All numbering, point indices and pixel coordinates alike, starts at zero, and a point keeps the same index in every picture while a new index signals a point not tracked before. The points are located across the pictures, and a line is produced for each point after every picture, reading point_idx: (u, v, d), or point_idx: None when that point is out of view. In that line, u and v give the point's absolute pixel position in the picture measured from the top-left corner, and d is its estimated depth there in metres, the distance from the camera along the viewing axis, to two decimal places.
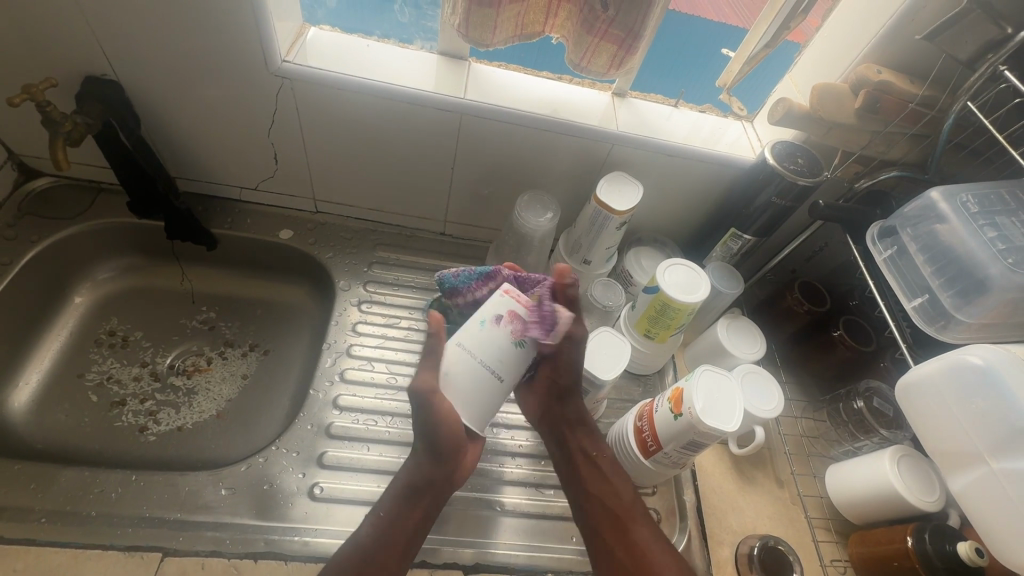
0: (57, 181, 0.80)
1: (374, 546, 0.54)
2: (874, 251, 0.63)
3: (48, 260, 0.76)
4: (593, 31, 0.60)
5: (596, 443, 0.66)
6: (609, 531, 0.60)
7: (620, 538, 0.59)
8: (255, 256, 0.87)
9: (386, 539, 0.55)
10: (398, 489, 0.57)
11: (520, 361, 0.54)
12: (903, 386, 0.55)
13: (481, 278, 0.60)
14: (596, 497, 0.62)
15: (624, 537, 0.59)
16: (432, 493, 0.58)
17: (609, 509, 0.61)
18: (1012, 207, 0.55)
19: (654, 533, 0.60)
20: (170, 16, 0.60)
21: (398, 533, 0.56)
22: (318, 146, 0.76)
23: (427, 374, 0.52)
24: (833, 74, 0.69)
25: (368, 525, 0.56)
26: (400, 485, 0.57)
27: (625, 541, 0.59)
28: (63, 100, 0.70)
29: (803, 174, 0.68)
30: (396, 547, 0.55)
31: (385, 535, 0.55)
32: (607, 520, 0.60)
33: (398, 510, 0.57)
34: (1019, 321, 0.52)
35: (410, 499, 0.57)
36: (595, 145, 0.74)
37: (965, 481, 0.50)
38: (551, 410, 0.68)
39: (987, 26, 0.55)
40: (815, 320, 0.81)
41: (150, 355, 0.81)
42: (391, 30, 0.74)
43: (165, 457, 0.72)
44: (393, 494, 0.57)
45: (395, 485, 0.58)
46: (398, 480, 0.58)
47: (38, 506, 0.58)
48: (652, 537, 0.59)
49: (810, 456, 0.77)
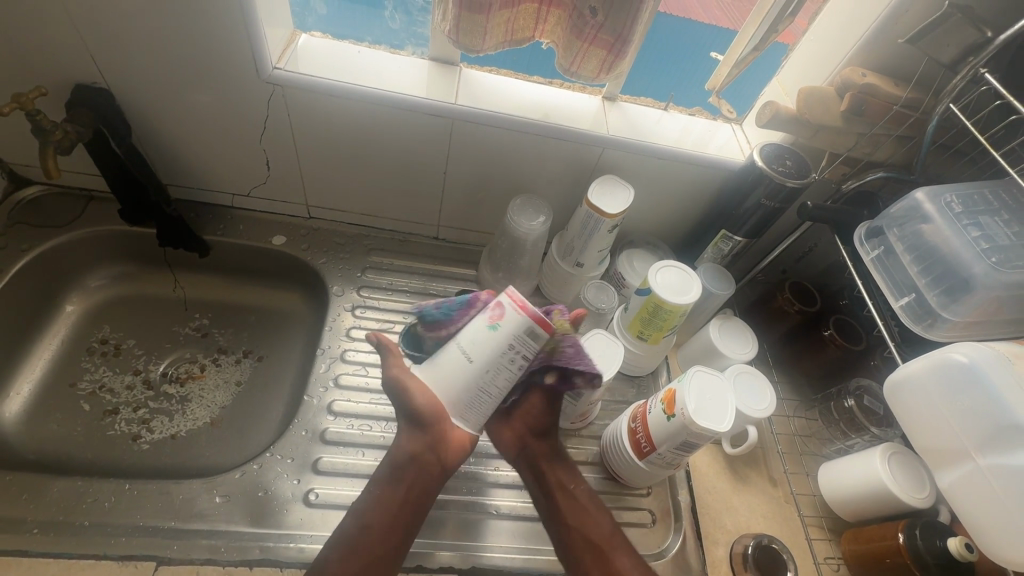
0: (48, 189, 0.80)
1: (359, 530, 0.56)
2: (862, 251, 0.63)
3: (40, 268, 0.76)
4: (583, 36, 0.61)
5: (574, 477, 0.65)
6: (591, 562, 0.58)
7: (602, 566, 0.58)
8: (247, 262, 0.87)
9: (369, 524, 0.56)
10: (387, 469, 0.60)
11: (493, 347, 0.55)
12: (891, 385, 0.56)
13: (463, 306, 0.62)
14: (577, 529, 0.61)
15: (605, 565, 0.58)
16: (416, 471, 0.59)
17: (592, 543, 0.60)
18: (995, 206, 0.56)
19: (634, 560, 0.59)
20: (162, 25, 0.60)
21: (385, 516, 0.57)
22: (310, 152, 0.76)
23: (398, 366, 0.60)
24: (820, 77, 0.70)
25: (355, 512, 0.57)
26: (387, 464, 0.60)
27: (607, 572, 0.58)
28: (54, 108, 0.69)
29: (790, 176, 0.69)
30: (386, 526, 0.56)
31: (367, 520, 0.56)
32: (591, 551, 0.59)
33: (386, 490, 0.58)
34: (1003, 318, 0.53)
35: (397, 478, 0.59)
36: (586, 149, 0.74)
37: (953, 477, 0.51)
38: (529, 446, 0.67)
39: (969, 30, 0.56)
40: (806, 319, 0.82)
41: (143, 363, 0.80)
42: (382, 35, 0.74)
43: (159, 466, 0.72)
44: (382, 476, 0.59)
45: (386, 465, 0.60)
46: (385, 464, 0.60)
47: (31, 517, 0.58)
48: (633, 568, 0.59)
49: (803, 455, 0.78)
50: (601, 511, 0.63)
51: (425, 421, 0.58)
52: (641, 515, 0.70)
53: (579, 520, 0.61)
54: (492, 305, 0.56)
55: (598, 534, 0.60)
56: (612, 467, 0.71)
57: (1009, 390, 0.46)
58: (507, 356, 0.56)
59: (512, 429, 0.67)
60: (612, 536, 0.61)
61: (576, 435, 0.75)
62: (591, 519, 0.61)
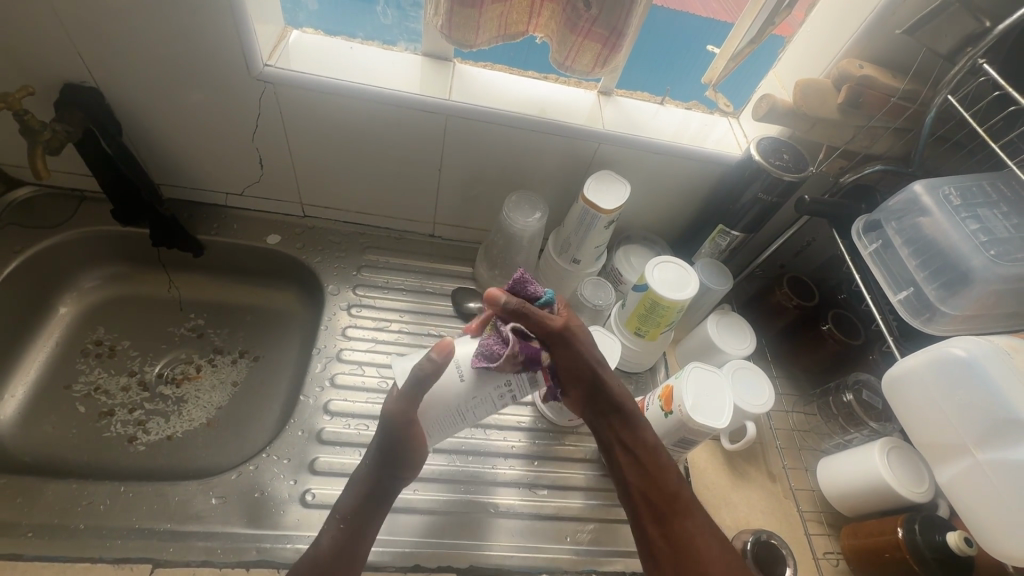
0: (39, 190, 0.79)
1: (333, 557, 0.51)
2: (860, 244, 0.63)
3: (33, 270, 0.75)
4: (577, 29, 0.60)
5: (635, 430, 0.58)
6: (651, 523, 0.54)
7: (662, 527, 0.53)
8: (242, 262, 0.86)
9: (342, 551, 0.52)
10: (358, 493, 0.53)
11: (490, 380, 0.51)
12: (889, 379, 0.55)
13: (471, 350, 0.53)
14: (638, 486, 0.56)
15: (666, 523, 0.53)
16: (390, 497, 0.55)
17: (653, 501, 0.54)
18: (994, 198, 0.56)
19: (702, 522, 0.52)
20: (150, 23, 0.60)
21: (357, 542, 0.52)
22: (304, 150, 0.75)
23: (395, 402, 0.50)
24: (818, 69, 0.69)
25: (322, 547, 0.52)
26: (358, 492, 0.53)
27: (668, 531, 0.52)
28: (42, 108, 0.69)
29: (788, 170, 0.68)
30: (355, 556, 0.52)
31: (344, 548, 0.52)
32: (650, 506, 0.54)
33: (357, 516, 0.53)
34: (1001, 311, 0.53)
35: (368, 504, 0.53)
36: (582, 144, 0.74)
37: (952, 472, 0.50)
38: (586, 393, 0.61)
39: (966, 20, 0.56)
40: (804, 314, 0.81)
41: (138, 364, 0.80)
42: (374, 31, 0.73)
43: (155, 467, 0.71)
44: (352, 505, 0.53)
45: (354, 493, 0.53)
46: (355, 486, 0.54)
47: (25, 521, 0.57)
48: (698, 532, 0.52)
49: (802, 450, 0.78)
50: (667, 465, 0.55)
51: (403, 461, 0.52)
52: None
53: (641, 478, 0.56)
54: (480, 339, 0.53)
55: (659, 493, 0.54)
56: None
57: (1007, 384, 0.46)
58: (499, 393, 0.52)
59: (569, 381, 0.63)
60: (677, 494, 0.54)
61: (574, 433, 0.75)
62: (656, 476, 0.55)
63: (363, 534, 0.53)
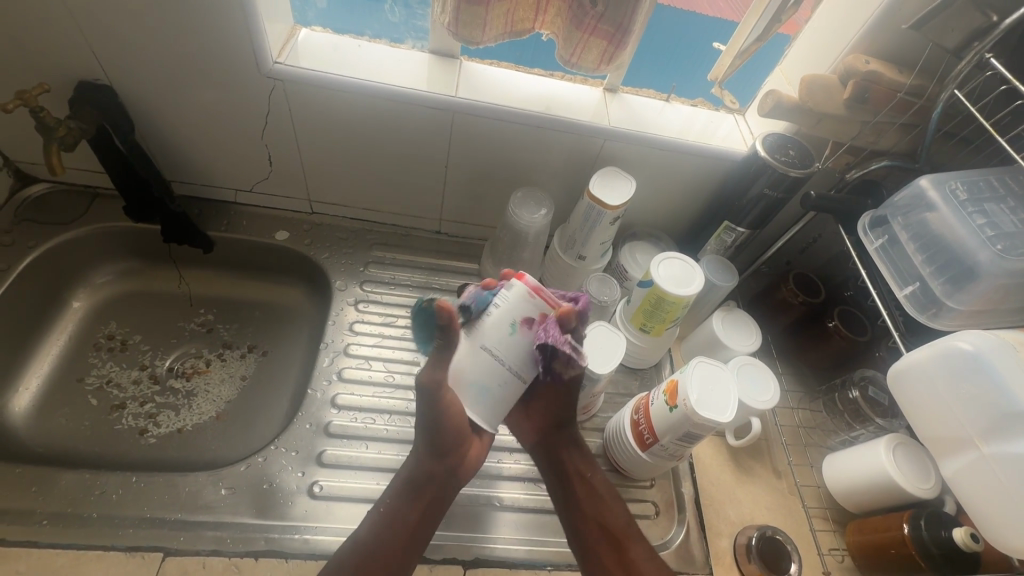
0: (53, 186, 0.81)
1: (375, 542, 0.55)
2: (865, 241, 0.63)
3: (47, 265, 0.77)
4: (583, 26, 0.60)
5: (591, 468, 0.66)
6: (606, 549, 0.59)
7: (617, 553, 0.58)
8: (251, 257, 0.87)
9: (386, 534, 0.56)
10: (404, 485, 0.59)
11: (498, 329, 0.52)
12: (894, 374, 0.56)
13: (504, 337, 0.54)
14: (592, 519, 0.61)
15: (621, 556, 0.58)
16: (436, 487, 0.59)
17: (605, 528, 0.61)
18: (1001, 193, 0.55)
19: (651, 551, 0.59)
20: (164, 23, 0.61)
21: (401, 528, 0.56)
22: (313, 147, 0.76)
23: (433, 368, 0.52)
24: (823, 65, 0.69)
25: (365, 528, 0.56)
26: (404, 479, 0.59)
27: (622, 559, 0.58)
28: (58, 106, 0.70)
29: (794, 165, 0.68)
30: (398, 544, 0.56)
31: (386, 530, 0.56)
32: (608, 539, 0.60)
33: (399, 503, 0.57)
34: (1010, 305, 0.52)
35: (414, 494, 0.58)
36: (588, 141, 0.74)
37: (957, 465, 0.50)
38: (542, 435, 0.68)
39: (973, 14, 0.56)
40: (810, 312, 0.81)
41: (149, 358, 0.81)
42: (382, 29, 0.74)
43: (166, 459, 0.72)
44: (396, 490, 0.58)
45: (398, 482, 0.59)
46: (400, 478, 0.59)
47: (40, 509, 0.58)
48: (649, 557, 0.58)
49: (808, 447, 0.77)
50: (617, 501, 0.63)
51: (450, 445, 0.57)
52: (644, 507, 0.70)
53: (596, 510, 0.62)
54: (533, 316, 0.52)
55: (614, 525, 0.61)
56: (615, 459, 0.71)
57: (1012, 378, 0.46)
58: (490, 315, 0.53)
59: (526, 421, 0.69)
60: (628, 527, 0.61)
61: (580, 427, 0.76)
62: (610, 507, 0.62)
63: (404, 518, 0.57)
